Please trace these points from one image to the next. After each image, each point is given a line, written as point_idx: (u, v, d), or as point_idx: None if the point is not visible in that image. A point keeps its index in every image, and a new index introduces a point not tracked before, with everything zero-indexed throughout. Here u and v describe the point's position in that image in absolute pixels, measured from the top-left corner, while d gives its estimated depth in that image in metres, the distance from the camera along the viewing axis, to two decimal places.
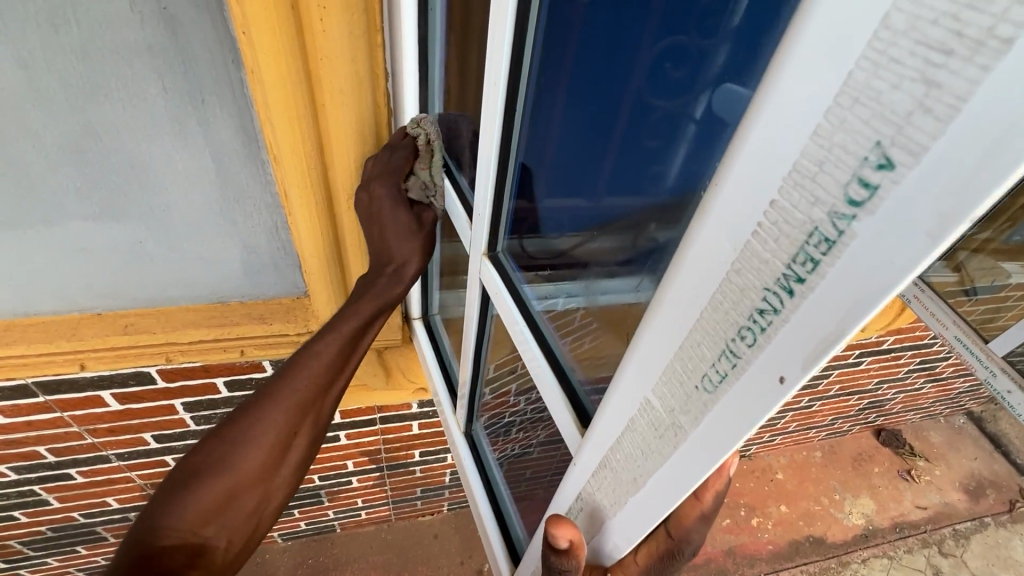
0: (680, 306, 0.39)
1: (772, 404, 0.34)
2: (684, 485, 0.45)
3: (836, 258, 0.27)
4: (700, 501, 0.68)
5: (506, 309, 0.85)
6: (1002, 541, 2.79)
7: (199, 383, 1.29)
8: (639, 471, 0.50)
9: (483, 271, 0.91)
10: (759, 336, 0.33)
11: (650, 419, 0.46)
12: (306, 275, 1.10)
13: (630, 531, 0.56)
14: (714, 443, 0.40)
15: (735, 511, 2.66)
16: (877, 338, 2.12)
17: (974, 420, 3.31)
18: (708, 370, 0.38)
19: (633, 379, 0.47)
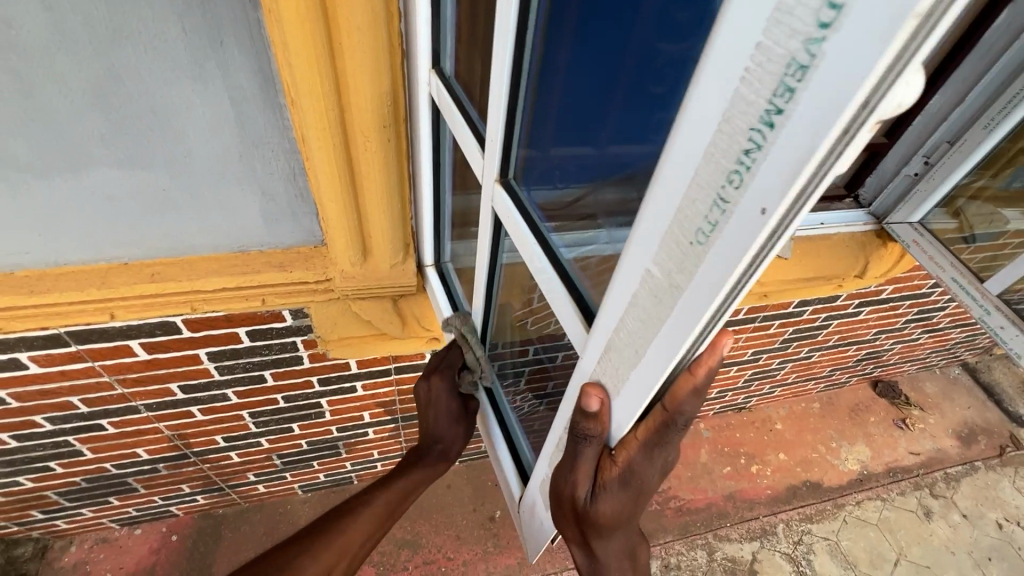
0: (676, 168, 0.42)
1: (757, 238, 0.37)
2: (678, 344, 0.50)
3: (809, 83, 0.30)
4: (694, 377, 0.57)
5: (529, 252, 0.85)
6: (992, 483, 2.90)
7: (223, 333, 1.34)
8: (640, 342, 0.55)
9: (494, 199, 0.92)
10: (744, 177, 0.36)
11: (650, 288, 0.51)
12: (323, 221, 1.14)
13: (631, 405, 0.61)
14: (705, 295, 0.44)
15: (735, 459, 2.76)
16: (876, 287, 2.16)
17: (968, 370, 3.39)
18: (701, 224, 0.41)
19: (636, 254, 0.51)
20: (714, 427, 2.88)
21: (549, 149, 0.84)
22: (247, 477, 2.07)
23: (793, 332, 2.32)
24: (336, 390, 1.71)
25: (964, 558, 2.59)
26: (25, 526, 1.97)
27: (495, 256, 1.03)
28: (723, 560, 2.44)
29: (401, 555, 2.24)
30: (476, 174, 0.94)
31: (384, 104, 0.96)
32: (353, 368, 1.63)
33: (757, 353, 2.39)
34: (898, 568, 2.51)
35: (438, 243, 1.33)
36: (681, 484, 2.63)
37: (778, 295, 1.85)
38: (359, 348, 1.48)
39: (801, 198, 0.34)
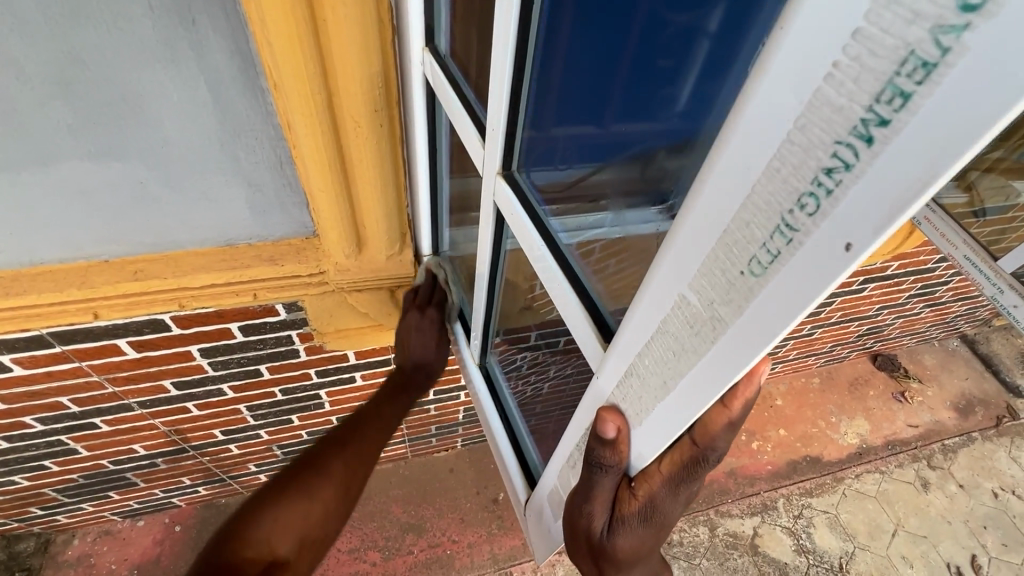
0: (723, 186, 0.37)
1: (834, 275, 0.32)
2: (719, 382, 0.45)
3: (933, 87, 0.24)
4: (728, 411, 0.57)
5: (527, 240, 0.80)
6: (988, 454, 2.93)
7: (215, 329, 1.28)
8: (670, 373, 0.50)
9: (495, 192, 0.86)
10: (822, 201, 0.31)
11: (685, 315, 0.46)
12: (314, 213, 1.08)
13: (655, 437, 0.57)
14: (759, 331, 0.39)
15: (736, 436, 2.77)
16: (882, 264, 2.12)
17: (967, 342, 3.40)
18: (758, 252, 0.36)
19: (666, 277, 0.47)
20: None
21: (550, 130, 0.77)
22: (248, 468, 2.05)
23: None
24: (335, 381, 1.68)
25: (960, 527, 2.63)
26: (25, 522, 1.95)
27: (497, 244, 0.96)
28: (725, 536, 2.46)
29: (406, 540, 2.25)
30: (477, 166, 0.88)
31: (375, 89, 0.89)
32: (352, 359, 1.59)
33: None
34: (895, 538, 2.55)
35: (437, 232, 1.27)
36: None
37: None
38: (356, 341, 1.44)
39: (897, 228, 0.29)
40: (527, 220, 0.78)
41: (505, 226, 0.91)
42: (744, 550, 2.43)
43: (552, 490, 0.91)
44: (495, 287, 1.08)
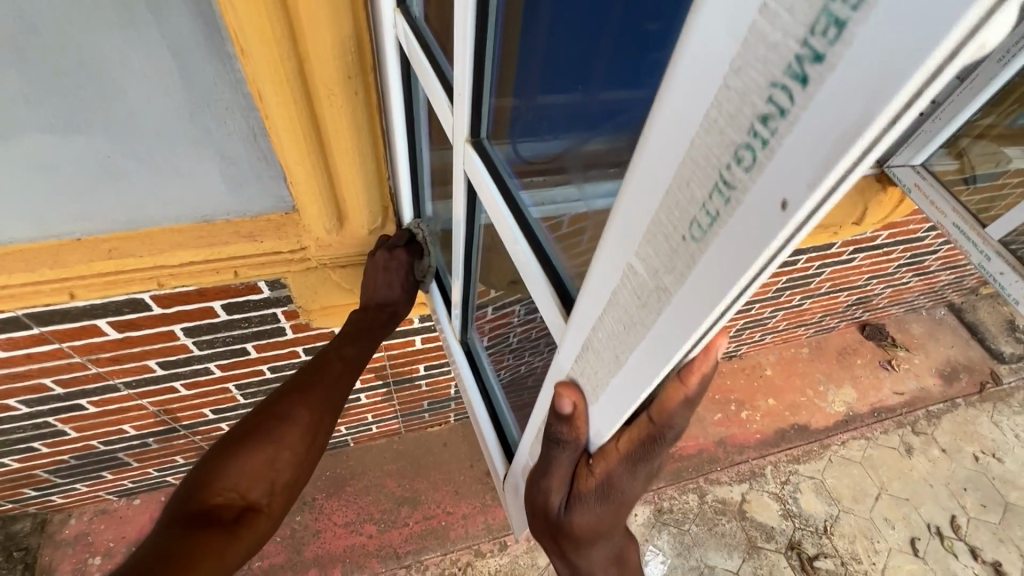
0: (662, 142, 0.36)
1: (771, 236, 0.30)
2: (666, 354, 0.44)
3: (866, 14, 0.21)
4: (684, 387, 0.53)
5: (495, 212, 0.79)
6: (971, 419, 2.99)
7: (197, 308, 1.26)
8: (621, 345, 0.49)
9: (467, 163, 0.84)
10: (758, 154, 0.29)
11: (632, 286, 0.45)
12: (293, 187, 1.05)
13: (609, 414, 0.56)
14: (703, 297, 0.37)
15: (726, 406, 2.82)
16: (871, 233, 2.12)
17: (954, 311, 3.43)
18: (698, 213, 0.35)
19: (616, 243, 0.45)
20: None
21: (533, 97, 0.75)
22: None
23: (786, 281, 2.30)
24: None
25: (941, 489, 2.71)
26: (19, 503, 1.96)
27: (472, 220, 0.96)
28: (714, 502, 2.52)
29: (401, 512, 2.29)
30: (446, 132, 0.85)
31: (347, 52, 0.86)
32: (339, 337, 1.58)
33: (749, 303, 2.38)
34: (878, 501, 2.62)
35: (421, 206, 1.23)
36: None
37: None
38: (344, 318, 1.43)
39: (834, 186, 0.27)
40: (495, 193, 0.77)
41: (476, 198, 0.89)
42: (732, 515, 2.50)
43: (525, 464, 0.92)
44: (472, 264, 1.07)
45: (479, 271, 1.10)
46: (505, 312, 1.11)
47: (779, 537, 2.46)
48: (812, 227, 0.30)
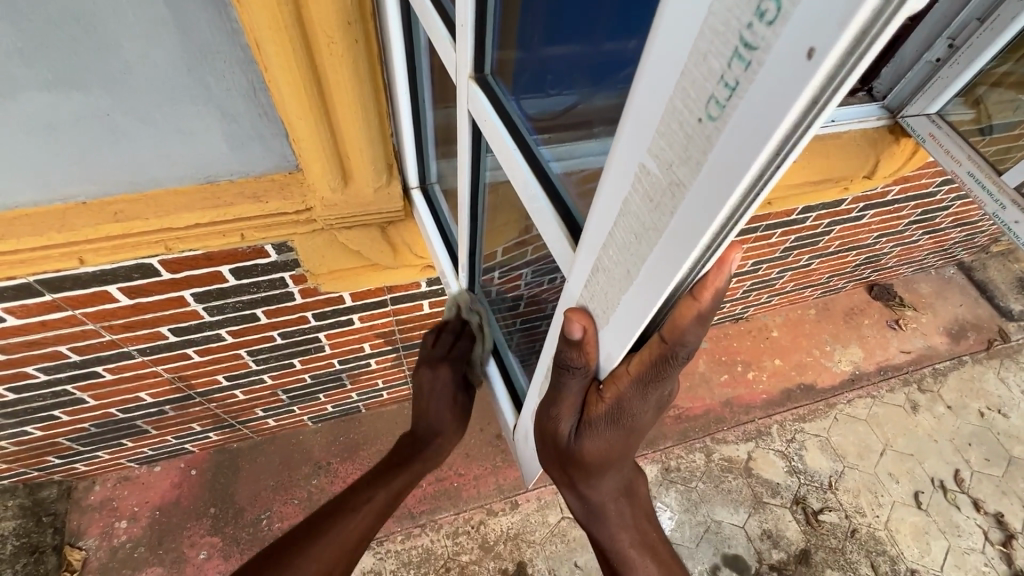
0: (680, 15, 0.33)
1: (794, 99, 0.27)
2: (679, 257, 0.42)
3: None
4: (697, 303, 0.50)
5: (503, 151, 0.75)
6: (977, 375, 3.00)
7: (206, 273, 1.27)
8: (634, 256, 0.48)
9: (469, 99, 0.80)
10: (784, 2, 0.26)
11: (646, 188, 0.43)
12: (296, 144, 1.03)
13: (621, 334, 0.56)
14: (717, 187, 0.35)
15: (732, 367, 2.84)
16: (883, 188, 2.08)
17: (964, 270, 3.40)
18: (715, 90, 0.32)
19: (630, 145, 0.43)
20: (712, 339, 2.94)
21: (538, 49, 0.73)
22: (255, 413, 2.11)
23: (794, 240, 2.28)
24: (332, 324, 1.68)
25: (945, 445, 2.74)
26: (45, 471, 2.02)
27: (477, 174, 0.95)
28: (721, 461, 2.56)
29: None
30: (449, 69, 0.83)
31: None
32: (347, 302, 1.58)
33: (756, 263, 2.37)
34: (883, 457, 2.65)
35: (424, 159, 1.21)
36: (680, 393, 2.72)
37: (777, 202, 1.80)
38: (353, 282, 1.43)
39: (867, 29, 0.24)
40: (502, 129, 0.73)
41: (483, 136, 0.86)
42: (739, 472, 2.54)
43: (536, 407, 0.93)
44: (478, 221, 1.08)
45: (485, 228, 1.11)
46: (514, 275, 1.11)
47: (785, 492, 2.51)
48: (842, 85, 0.27)
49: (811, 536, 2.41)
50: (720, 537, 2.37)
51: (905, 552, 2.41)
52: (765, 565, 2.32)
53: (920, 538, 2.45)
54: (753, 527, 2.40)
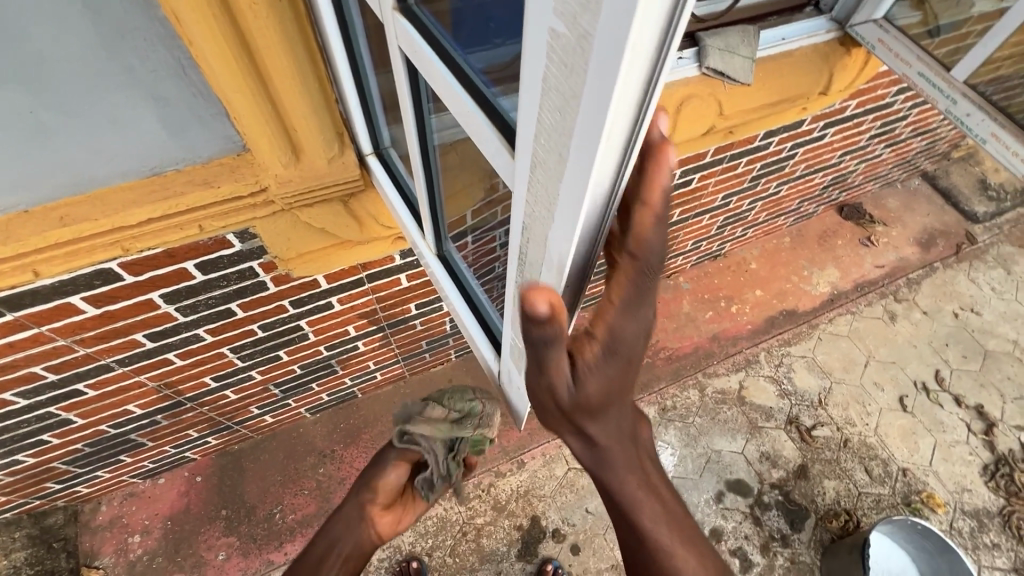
0: None
1: None
2: (599, 121, 0.42)
3: None
4: (652, 208, 0.57)
5: (445, 91, 0.72)
6: (949, 279, 3.10)
7: (171, 271, 1.24)
8: (562, 140, 0.48)
9: (398, 36, 0.78)
10: None
11: (560, 54, 0.43)
12: (236, 121, 1.00)
13: (568, 229, 0.56)
14: (616, 26, 0.35)
15: (715, 304, 2.89)
16: (840, 104, 2.09)
17: (928, 179, 3.47)
18: None
19: (540, 15, 0.43)
20: (694, 279, 2.99)
21: None
22: (250, 412, 2.10)
23: (760, 168, 2.29)
24: (312, 309, 1.67)
25: (924, 349, 2.84)
26: (47, 498, 2.00)
27: (425, 137, 0.96)
28: (714, 394, 2.63)
29: None
30: (376, 10, 0.80)
31: None
32: (323, 285, 1.57)
33: (727, 197, 2.40)
34: (867, 368, 2.75)
35: (374, 124, 1.16)
36: (668, 335, 2.78)
37: (738, 129, 1.82)
38: (325, 262, 1.42)
39: None
40: (437, 62, 0.71)
41: (420, 76, 0.83)
42: (732, 402, 2.62)
43: (513, 344, 0.94)
44: (435, 179, 1.07)
45: (443, 184, 1.09)
46: (487, 237, 1.08)
47: (778, 415, 2.59)
48: None
49: (807, 452, 2.51)
50: (721, 465, 2.45)
51: (896, 453, 2.53)
52: (767, 485, 2.41)
53: (908, 438, 2.57)
54: (751, 451, 2.48)
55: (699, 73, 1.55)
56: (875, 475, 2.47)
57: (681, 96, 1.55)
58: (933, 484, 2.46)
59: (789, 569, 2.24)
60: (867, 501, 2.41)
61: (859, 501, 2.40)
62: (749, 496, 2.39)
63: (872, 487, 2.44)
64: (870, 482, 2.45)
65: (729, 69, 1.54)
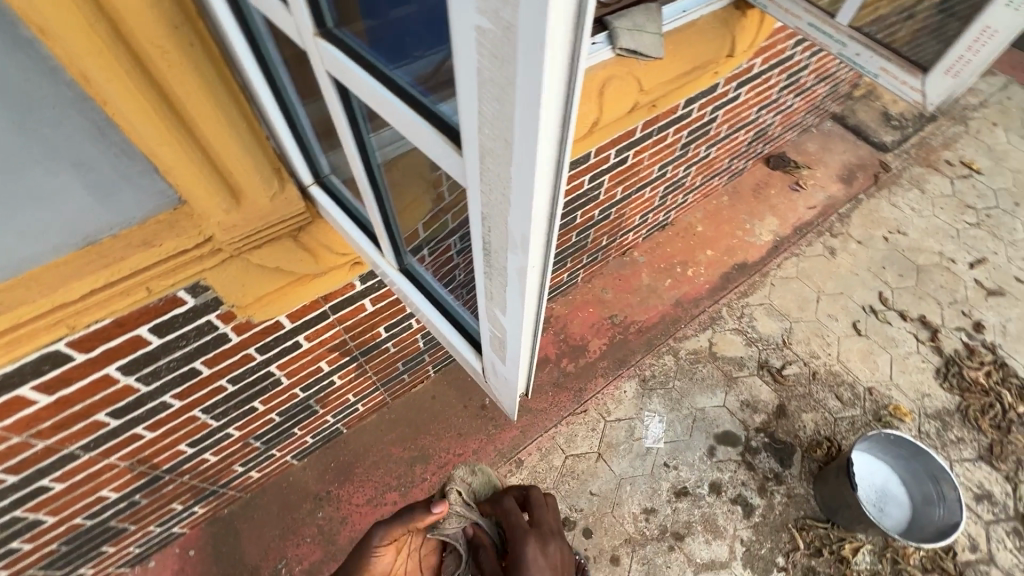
0: None
1: None
2: (536, 101, 0.45)
3: None
4: None
5: (382, 107, 0.74)
6: (874, 207, 3.34)
7: (124, 341, 1.18)
8: (504, 127, 0.51)
9: (324, 60, 0.78)
10: None
11: (489, 46, 0.46)
12: (167, 174, 0.98)
13: (524, 209, 0.59)
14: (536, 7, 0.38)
15: (672, 271, 3.01)
16: (747, 64, 2.23)
17: (838, 120, 3.73)
18: None
19: (463, 11, 0.46)
20: (648, 251, 3.09)
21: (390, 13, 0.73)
22: (235, 471, 2.03)
23: (688, 135, 2.40)
24: (280, 352, 1.63)
25: (865, 275, 3.05)
26: None
27: (368, 159, 0.96)
28: (687, 356, 2.74)
29: (417, 472, 2.38)
30: (295, 39, 0.80)
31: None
32: (287, 325, 1.54)
33: (663, 168, 2.51)
34: (820, 303, 2.93)
35: (312, 154, 1.14)
36: (633, 310, 2.87)
37: (661, 102, 1.91)
38: (286, 302, 1.39)
39: None
40: (369, 81, 0.72)
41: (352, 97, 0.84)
42: (706, 359, 2.73)
43: (491, 335, 0.96)
44: (386, 199, 1.06)
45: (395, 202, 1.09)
46: (448, 249, 1.08)
47: (750, 363, 2.72)
48: None
49: (782, 392, 2.64)
50: (707, 421, 2.55)
51: (859, 375, 2.70)
52: (752, 431, 2.53)
53: (867, 359, 2.75)
54: (732, 402, 2.60)
55: (614, 55, 1.62)
56: (846, 399, 2.63)
57: (594, 86, 1.60)
58: (897, 396, 2.65)
59: (788, 504, 2.35)
60: (843, 424, 2.57)
61: (837, 427, 2.55)
62: (737, 444, 2.50)
63: (845, 410, 2.60)
64: (843, 407, 2.61)
65: (641, 47, 1.62)
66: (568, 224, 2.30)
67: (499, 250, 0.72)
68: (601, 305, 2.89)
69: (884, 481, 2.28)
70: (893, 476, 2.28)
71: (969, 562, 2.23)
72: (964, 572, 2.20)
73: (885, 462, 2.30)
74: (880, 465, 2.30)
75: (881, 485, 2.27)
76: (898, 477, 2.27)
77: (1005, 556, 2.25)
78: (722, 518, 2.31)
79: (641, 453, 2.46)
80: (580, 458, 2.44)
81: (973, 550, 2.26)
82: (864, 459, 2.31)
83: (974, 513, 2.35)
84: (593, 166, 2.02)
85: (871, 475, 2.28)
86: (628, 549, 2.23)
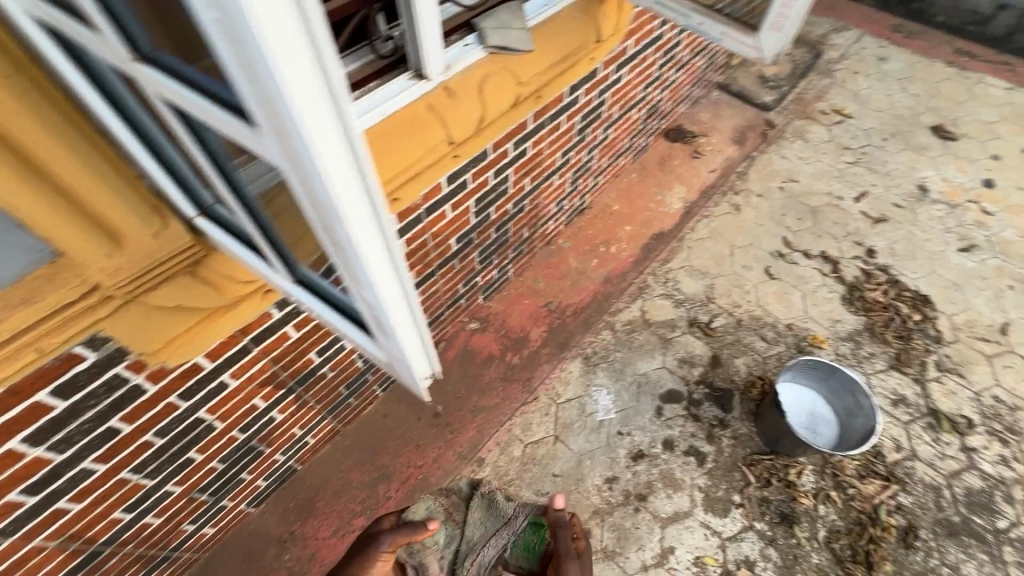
0: None
1: None
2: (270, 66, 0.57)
3: None
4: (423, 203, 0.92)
5: (216, 119, 0.77)
6: (767, 162, 3.63)
7: (24, 409, 1.14)
8: (269, 101, 0.63)
9: (151, 82, 0.82)
10: None
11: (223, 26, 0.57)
12: (28, 226, 0.95)
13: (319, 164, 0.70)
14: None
15: (597, 251, 3.15)
16: (620, 47, 2.39)
17: (723, 88, 4.03)
18: None
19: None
20: (571, 236, 3.22)
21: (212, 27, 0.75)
22: (185, 530, 1.96)
23: (582, 120, 2.54)
24: (206, 396, 1.60)
25: (769, 223, 3.31)
26: None
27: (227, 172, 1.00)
28: (623, 327, 2.87)
29: (380, 492, 2.37)
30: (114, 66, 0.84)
31: None
32: (207, 366, 1.52)
33: (565, 155, 2.64)
34: (734, 256, 3.15)
35: (187, 185, 1.13)
36: (566, 294, 2.98)
37: (546, 92, 2.02)
38: (202, 340, 1.37)
39: None
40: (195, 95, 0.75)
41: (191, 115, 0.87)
42: (641, 327, 2.87)
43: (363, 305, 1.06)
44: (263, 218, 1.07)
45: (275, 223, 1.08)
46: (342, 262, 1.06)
47: (681, 323, 2.89)
48: None
49: (713, 343, 2.82)
50: (651, 384, 2.68)
51: (778, 314, 2.93)
52: (692, 384, 2.69)
53: (783, 299, 2.99)
54: (670, 362, 2.75)
55: (486, 53, 1.72)
56: (770, 339, 2.84)
57: (379, 139, 1.52)
58: (813, 326, 2.89)
59: (735, 444, 2.51)
60: (771, 361, 2.77)
61: (767, 365, 2.75)
62: (682, 400, 2.64)
63: (771, 349, 2.80)
64: (768, 346, 2.81)
65: (510, 42, 1.73)
66: (484, 222, 2.37)
67: (348, 249, 0.86)
68: (535, 295, 2.99)
69: (813, 404, 2.47)
70: (820, 399, 2.48)
71: (897, 462, 2.46)
72: (894, 471, 2.43)
73: (810, 387, 2.49)
74: (807, 391, 2.49)
75: (811, 408, 2.45)
76: (824, 398, 2.46)
77: (925, 449, 2.50)
78: (679, 471, 2.44)
79: (595, 426, 2.56)
80: (539, 444, 2.50)
81: (898, 450, 2.49)
82: (792, 389, 2.49)
83: (893, 417, 2.59)
84: (494, 162, 2.11)
85: (800, 402, 2.46)
86: (598, 520, 2.31)
